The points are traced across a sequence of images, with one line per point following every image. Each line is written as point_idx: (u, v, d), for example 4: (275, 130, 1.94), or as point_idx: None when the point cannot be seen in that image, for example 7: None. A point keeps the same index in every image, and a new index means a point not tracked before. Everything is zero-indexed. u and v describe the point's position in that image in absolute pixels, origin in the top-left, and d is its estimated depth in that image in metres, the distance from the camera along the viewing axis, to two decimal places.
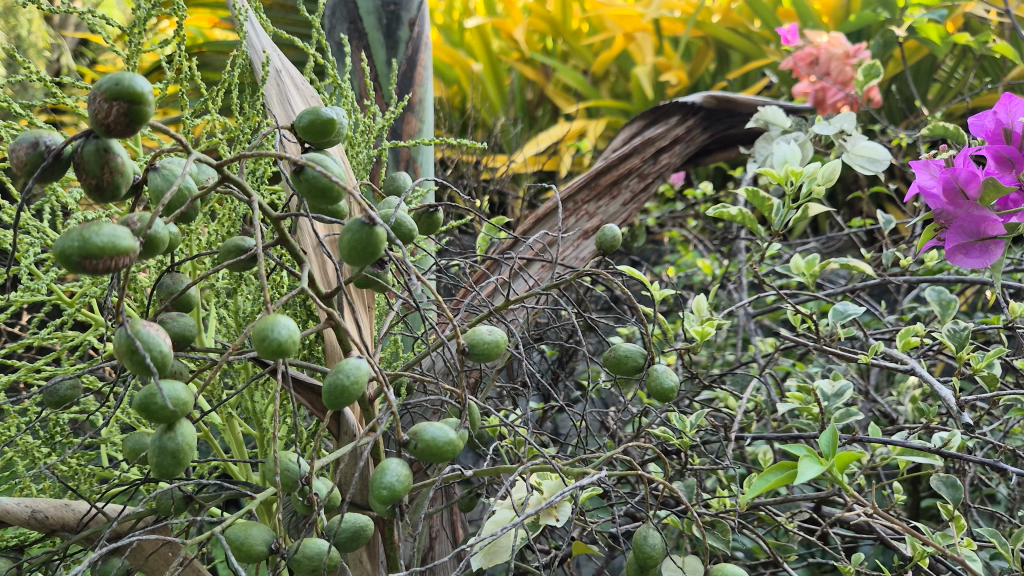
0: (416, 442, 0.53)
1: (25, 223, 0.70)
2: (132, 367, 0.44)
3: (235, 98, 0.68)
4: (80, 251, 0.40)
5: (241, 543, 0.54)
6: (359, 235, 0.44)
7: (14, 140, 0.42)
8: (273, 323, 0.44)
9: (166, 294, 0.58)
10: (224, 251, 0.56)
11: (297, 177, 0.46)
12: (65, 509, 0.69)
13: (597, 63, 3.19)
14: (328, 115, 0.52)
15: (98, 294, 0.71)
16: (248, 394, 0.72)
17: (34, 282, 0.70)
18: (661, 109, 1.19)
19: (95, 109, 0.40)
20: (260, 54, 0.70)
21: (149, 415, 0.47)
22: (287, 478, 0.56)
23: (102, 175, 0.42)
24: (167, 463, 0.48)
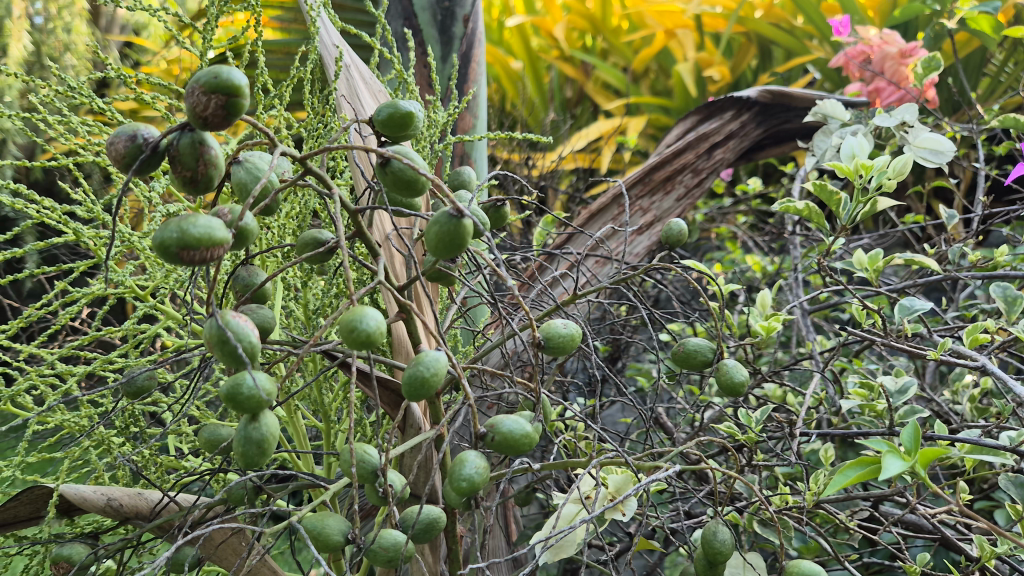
0: (493, 435, 0.53)
1: (100, 217, 0.71)
2: (223, 358, 0.45)
3: (306, 94, 0.68)
4: (178, 242, 0.41)
5: (318, 533, 0.55)
6: (447, 227, 0.45)
7: (111, 134, 0.44)
8: (362, 315, 0.44)
9: (242, 287, 0.58)
10: (301, 244, 0.56)
11: (383, 171, 0.47)
12: (138, 497, 0.70)
13: (638, 60, 3.18)
14: (407, 110, 0.53)
15: (171, 286, 0.72)
16: (316, 386, 0.73)
17: (112, 275, 0.72)
18: (715, 104, 1.18)
19: (194, 102, 0.41)
20: (329, 49, 0.71)
21: (235, 405, 0.48)
22: (363, 470, 0.56)
23: (197, 168, 0.43)
24: (252, 453, 0.49)
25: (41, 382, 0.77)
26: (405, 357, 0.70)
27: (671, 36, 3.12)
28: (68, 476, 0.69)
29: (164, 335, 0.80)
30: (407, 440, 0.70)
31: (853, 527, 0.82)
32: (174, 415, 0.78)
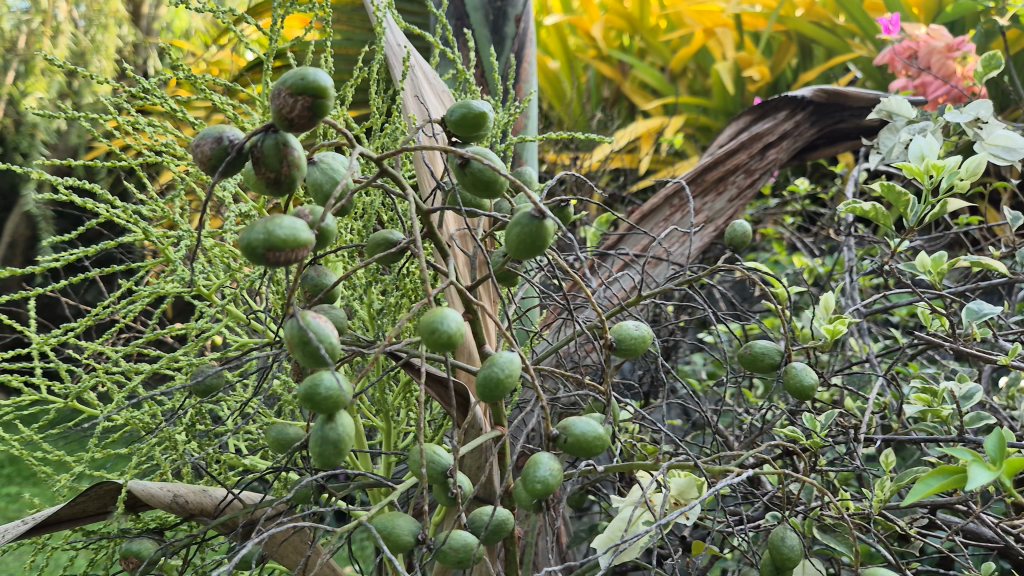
0: (566, 437, 0.53)
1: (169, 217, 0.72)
2: (303, 358, 0.45)
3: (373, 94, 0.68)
4: (264, 244, 0.41)
5: (389, 533, 0.55)
6: (529, 228, 0.45)
7: (196, 135, 0.44)
8: (442, 316, 0.44)
9: (312, 288, 0.59)
10: (372, 245, 0.56)
11: (463, 171, 0.47)
12: (203, 494, 0.71)
13: (676, 60, 3.16)
14: (480, 110, 0.53)
15: (235, 286, 0.73)
16: (380, 386, 0.73)
17: (178, 275, 0.73)
18: (769, 104, 1.17)
19: (280, 104, 0.41)
20: (393, 50, 0.71)
21: (313, 406, 0.48)
22: (433, 470, 0.56)
23: (280, 169, 0.43)
24: (329, 453, 0.49)
25: (108, 379, 0.78)
26: (467, 357, 0.70)
27: (710, 35, 3.09)
28: (135, 472, 0.70)
29: (227, 333, 0.81)
30: (467, 440, 0.70)
31: (916, 535, 0.81)
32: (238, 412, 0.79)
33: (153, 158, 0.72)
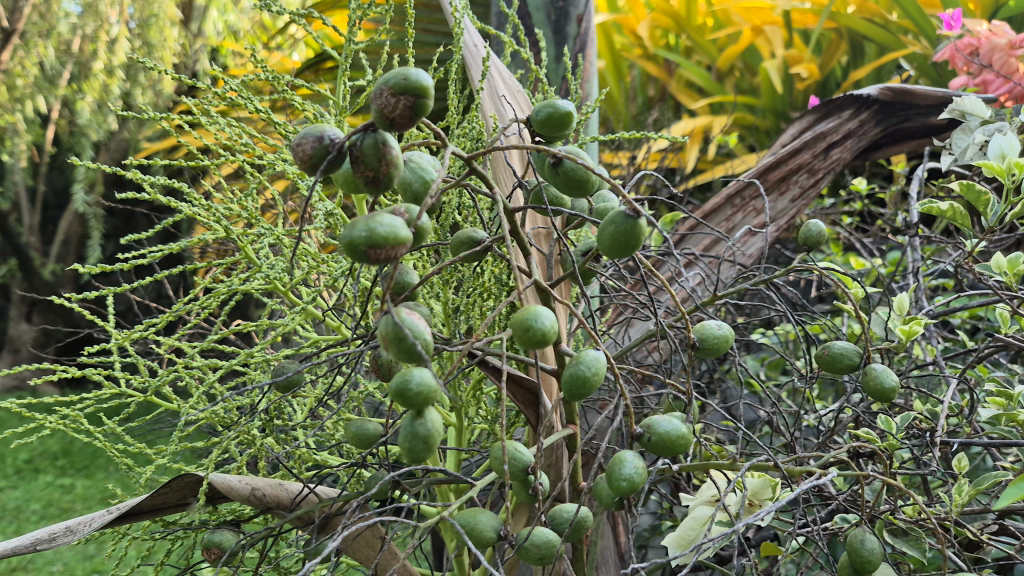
0: (650, 435, 0.53)
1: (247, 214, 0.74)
2: (399, 355, 0.46)
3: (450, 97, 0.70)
4: (366, 242, 0.41)
5: (472, 528, 0.55)
6: (623, 227, 0.45)
7: (297, 136, 0.45)
8: (536, 314, 0.45)
9: (393, 285, 0.59)
10: (457, 243, 0.57)
11: (555, 170, 0.48)
12: (280, 488, 0.73)
13: (723, 59, 3.13)
14: (566, 109, 0.53)
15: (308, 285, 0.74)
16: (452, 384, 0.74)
17: (256, 272, 0.75)
18: (833, 103, 1.16)
19: (382, 104, 0.41)
20: (472, 54, 0.73)
21: (404, 401, 0.49)
22: (515, 467, 0.57)
23: (380, 168, 0.43)
24: (418, 448, 0.50)
25: (187, 374, 0.80)
26: (540, 355, 0.71)
27: (759, 33, 3.06)
28: (215, 466, 0.72)
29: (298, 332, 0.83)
30: (539, 438, 0.70)
31: (989, 541, 0.79)
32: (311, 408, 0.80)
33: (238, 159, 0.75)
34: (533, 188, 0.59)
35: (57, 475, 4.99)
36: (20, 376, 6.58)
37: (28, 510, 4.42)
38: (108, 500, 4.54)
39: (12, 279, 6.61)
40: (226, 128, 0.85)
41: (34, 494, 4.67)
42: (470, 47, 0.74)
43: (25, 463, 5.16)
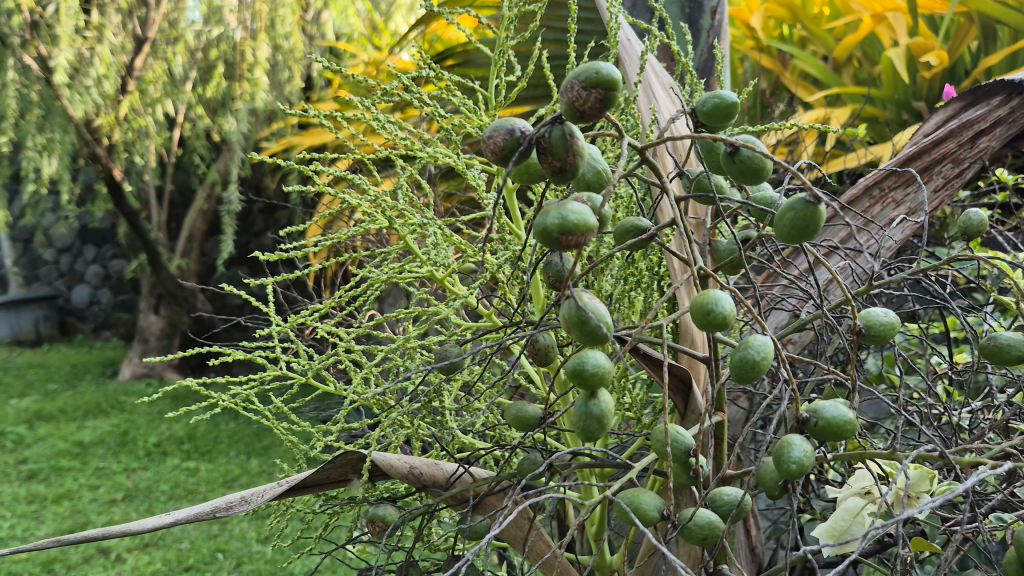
0: (815, 421, 0.54)
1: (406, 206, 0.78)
2: (580, 338, 0.48)
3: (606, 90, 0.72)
4: (558, 228, 0.44)
5: (636, 508, 0.57)
6: (802, 214, 0.46)
7: (488, 128, 0.47)
8: (714, 299, 0.47)
9: (553, 272, 0.62)
10: (622, 231, 0.59)
11: (732, 160, 0.49)
12: (436, 468, 0.76)
13: (841, 47, 3.02)
14: (732, 99, 0.54)
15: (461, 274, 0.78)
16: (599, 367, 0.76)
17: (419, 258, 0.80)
18: (981, 89, 1.12)
19: (574, 97, 0.44)
20: (627, 54, 0.76)
21: (580, 381, 0.51)
22: (676, 450, 0.58)
23: (567, 159, 0.46)
24: (593, 428, 0.52)
25: (345, 359, 0.85)
26: (691, 342, 0.72)
27: (881, 20, 2.91)
28: (376, 446, 0.75)
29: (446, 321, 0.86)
30: (687, 424, 0.71)
31: None
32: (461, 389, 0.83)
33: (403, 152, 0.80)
34: (694, 178, 0.60)
35: (183, 459, 5.27)
36: (149, 365, 6.99)
37: (157, 491, 4.70)
38: (229, 483, 4.78)
39: (143, 272, 7.04)
40: (380, 123, 0.90)
41: (162, 475, 4.96)
42: (626, 43, 0.76)
43: (154, 446, 5.48)
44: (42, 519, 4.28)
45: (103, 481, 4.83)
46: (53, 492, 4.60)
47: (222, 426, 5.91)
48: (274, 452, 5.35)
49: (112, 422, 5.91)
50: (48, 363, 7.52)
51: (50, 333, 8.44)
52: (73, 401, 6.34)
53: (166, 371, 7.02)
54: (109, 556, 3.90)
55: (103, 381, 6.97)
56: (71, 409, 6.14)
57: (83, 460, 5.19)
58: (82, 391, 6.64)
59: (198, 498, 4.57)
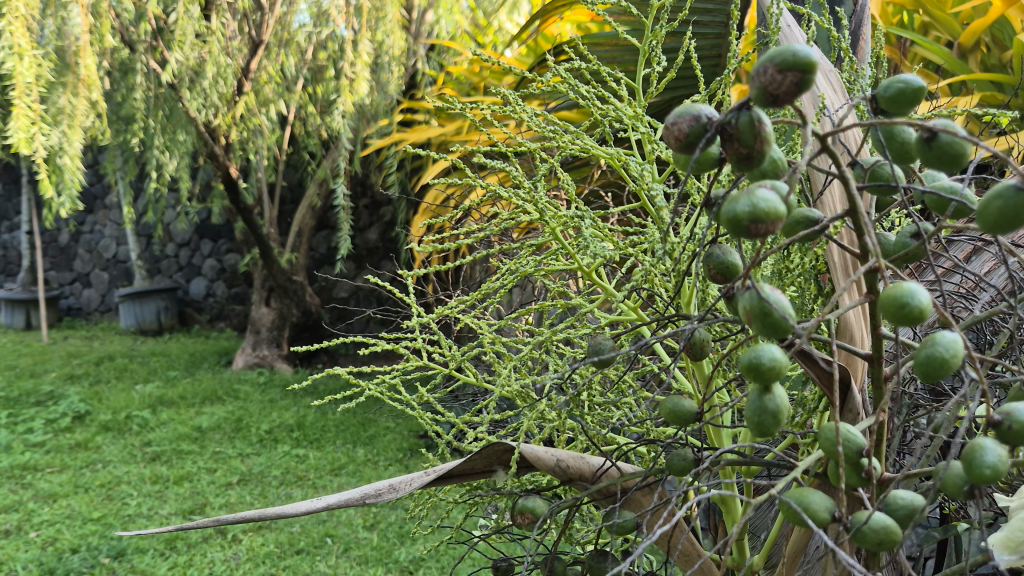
0: (1009, 423, 0.50)
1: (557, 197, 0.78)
2: (760, 330, 0.47)
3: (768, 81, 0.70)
4: (748, 216, 0.43)
5: (806, 507, 0.55)
6: (1012, 202, 0.43)
7: (671, 116, 0.47)
8: (911, 291, 0.45)
9: (715, 265, 0.61)
10: (792, 222, 0.57)
11: (929, 145, 0.47)
12: (582, 461, 0.76)
13: (968, 33, 2.86)
14: (917, 84, 0.52)
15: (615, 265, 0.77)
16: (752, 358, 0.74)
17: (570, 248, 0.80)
18: None
19: (768, 81, 0.42)
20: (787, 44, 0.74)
21: (755, 375, 0.50)
22: (849, 449, 0.56)
23: (754, 145, 0.44)
24: (768, 422, 0.51)
25: (489, 351, 0.86)
26: (853, 339, 0.69)
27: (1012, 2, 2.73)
28: (523, 436, 0.76)
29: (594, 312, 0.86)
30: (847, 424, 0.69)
31: None
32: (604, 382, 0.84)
33: (552, 144, 0.80)
34: (868, 167, 0.58)
35: (293, 446, 5.47)
36: (260, 355, 7.26)
37: (269, 476, 4.89)
38: (336, 471, 4.93)
39: (256, 266, 7.33)
40: (525, 115, 0.92)
41: (274, 461, 5.15)
42: (787, 32, 0.74)
43: (266, 432, 5.69)
44: (164, 499, 4.52)
45: (219, 465, 5.06)
46: (174, 474, 4.85)
47: (329, 415, 6.09)
48: (379, 442, 5.47)
49: (228, 409, 6.17)
50: (168, 351, 7.94)
51: (170, 323, 8.91)
52: (191, 388, 6.67)
53: (276, 362, 7.29)
54: (225, 536, 4.08)
55: (218, 370, 7.30)
56: (189, 396, 6.45)
57: (201, 444, 5.45)
58: (199, 378, 6.98)
59: (307, 484, 4.73)
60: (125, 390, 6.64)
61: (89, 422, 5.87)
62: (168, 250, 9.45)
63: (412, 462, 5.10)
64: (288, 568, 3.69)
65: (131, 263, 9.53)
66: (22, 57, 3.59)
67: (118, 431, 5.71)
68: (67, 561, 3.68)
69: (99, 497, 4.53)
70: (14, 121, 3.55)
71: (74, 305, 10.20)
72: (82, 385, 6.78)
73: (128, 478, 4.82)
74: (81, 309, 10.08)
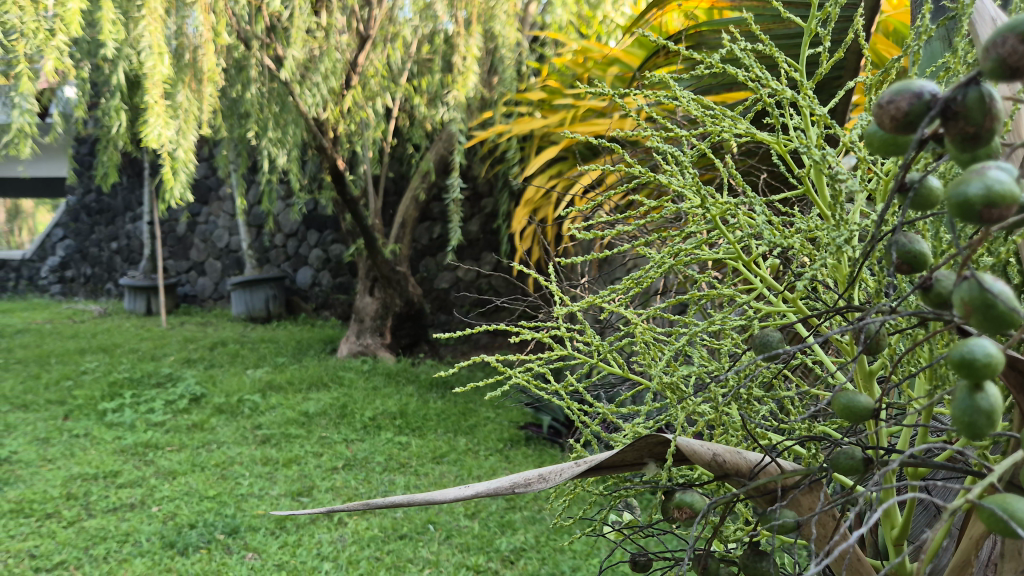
0: None
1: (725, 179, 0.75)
2: (982, 326, 0.44)
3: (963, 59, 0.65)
4: (983, 201, 0.40)
5: (1012, 513, 0.51)
6: None
7: (887, 93, 0.44)
8: None
9: (906, 252, 0.57)
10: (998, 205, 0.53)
11: None
12: (739, 456, 0.73)
13: None
14: None
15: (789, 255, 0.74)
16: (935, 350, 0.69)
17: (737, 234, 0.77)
18: None
19: (1007, 54, 0.39)
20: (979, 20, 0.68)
21: (966, 372, 0.47)
22: None
23: (983, 123, 0.41)
24: (981, 423, 0.47)
25: (641, 344, 0.84)
26: None
27: None
28: (680, 429, 0.74)
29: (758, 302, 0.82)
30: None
31: None
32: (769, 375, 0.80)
33: (712, 127, 0.77)
34: None
35: (396, 433, 5.57)
36: (364, 343, 7.42)
37: (373, 461, 5.00)
38: (438, 459, 5.00)
39: (360, 257, 7.51)
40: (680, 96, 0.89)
41: (378, 447, 5.26)
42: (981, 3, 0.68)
43: (370, 419, 5.81)
44: (274, 480, 4.68)
45: (326, 449, 5.20)
46: (284, 456, 5.01)
47: (431, 404, 6.18)
48: (480, 432, 5.52)
49: (333, 395, 6.34)
50: (277, 339, 8.22)
51: (278, 311, 9.22)
52: (299, 374, 6.88)
53: (379, 350, 7.44)
54: (333, 519, 4.19)
55: (324, 357, 7.51)
56: (297, 381, 6.67)
57: (308, 429, 5.63)
58: (306, 365, 7.19)
59: (410, 471, 4.82)
60: (237, 375, 6.92)
61: (205, 404, 6.14)
62: (277, 240, 9.80)
63: (512, 453, 5.13)
64: (393, 553, 3.76)
65: (242, 252, 9.93)
66: (150, 55, 3.76)
67: (231, 414, 5.95)
68: (186, 536, 3.85)
69: (215, 476, 4.73)
70: (145, 117, 3.77)
71: (189, 292, 10.71)
72: (198, 369, 7.11)
73: (241, 459, 5.01)
74: (196, 296, 10.58)
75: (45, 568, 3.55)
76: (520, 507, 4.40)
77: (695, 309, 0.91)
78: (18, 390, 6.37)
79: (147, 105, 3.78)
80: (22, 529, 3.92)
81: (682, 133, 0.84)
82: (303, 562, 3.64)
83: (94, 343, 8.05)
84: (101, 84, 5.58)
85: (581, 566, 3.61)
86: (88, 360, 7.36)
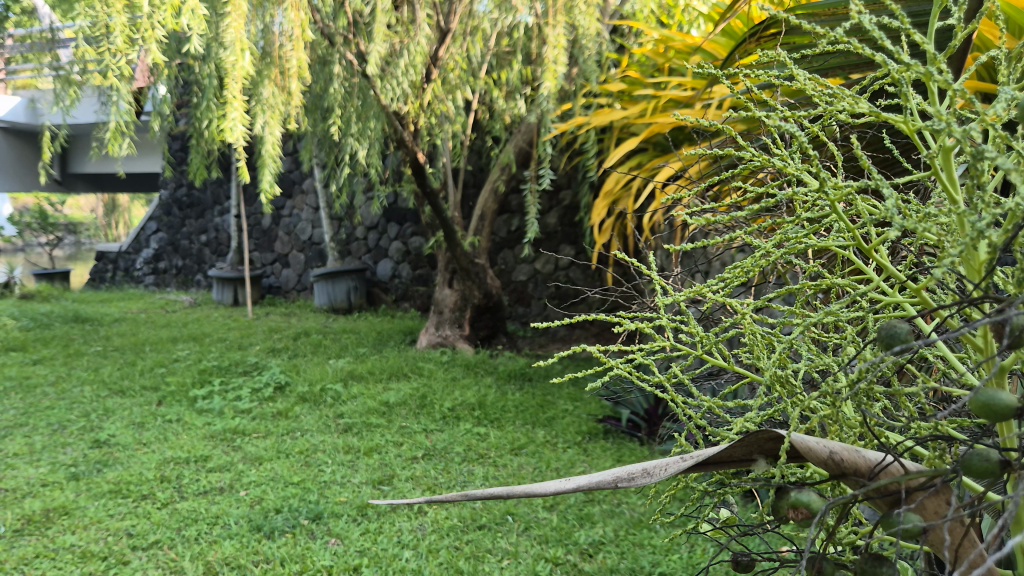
0: None
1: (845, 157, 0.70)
2: None
3: None
4: None
5: None
6: None
7: None
8: None
9: None
10: None
11: None
12: (858, 455, 0.69)
13: None
14: None
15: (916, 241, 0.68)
16: None
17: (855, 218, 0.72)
18: None
19: None
20: None
21: None
22: None
23: None
24: None
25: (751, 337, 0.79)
26: None
27: None
28: (795, 425, 0.70)
29: (880, 293, 0.76)
30: None
31: None
32: (892, 371, 0.75)
33: (828, 103, 0.72)
34: None
35: (475, 424, 5.60)
36: (443, 335, 7.48)
37: (452, 452, 5.03)
38: (517, 451, 5.01)
39: (439, 249, 7.58)
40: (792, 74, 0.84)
41: (457, 438, 5.29)
42: None
43: (449, 410, 5.86)
44: (356, 469, 4.75)
45: (406, 439, 5.27)
46: (365, 445, 5.09)
47: (510, 396, 6.20)
48: (558, 425, 5.50)
49: (413, 385, 6.42)
50: (358, 329, 8.37)
51: (360, 302, 9.38)
52: (379, 364, 6.99)
53: (458, 342, 7.49)
54: (413, 508, 4.24)
55: (403, 348, 7.60)
56: (378, 371, 6.77)
57: (388, 418, 5.71)
58: (386, 356, 7.29)
59: (489, 462, 4.83)
60: (319, 365, 7.07)
61: (289, 392, 6.29)
62: (358, 232, 9.98)
63: (591, 446, 5.09)
64: (471, 542, 3.78)
65: (325, 245, 10.15)
66: (234, 51, 3.82)
67: (314, 402, 6.09)
68: (272, 520, 3.95)
69: (298, 463, 4.84)
70: (228, 112, 3.86)
71: (274, 284, 11.00)
72: (282, 358, 7.29)
73: (324, 446, 5.12)
74: (280, 287, 10.86)
75: (141, 547, 3.69)
76: (599, 501, 4.37)
77: (805, 300, 0.86)
78: (116, 376, 6.65)
79: (228, 100, 3.87)
80: (120, 509, 4.08)
81: (794, 113, 0.79)
82: (383, 549, 3.68)
83: (185, 332, 8.35)
84: (191, 82, 5.77)
85: (660, 562, 3.54)
86: (180, 348, 7.63)
